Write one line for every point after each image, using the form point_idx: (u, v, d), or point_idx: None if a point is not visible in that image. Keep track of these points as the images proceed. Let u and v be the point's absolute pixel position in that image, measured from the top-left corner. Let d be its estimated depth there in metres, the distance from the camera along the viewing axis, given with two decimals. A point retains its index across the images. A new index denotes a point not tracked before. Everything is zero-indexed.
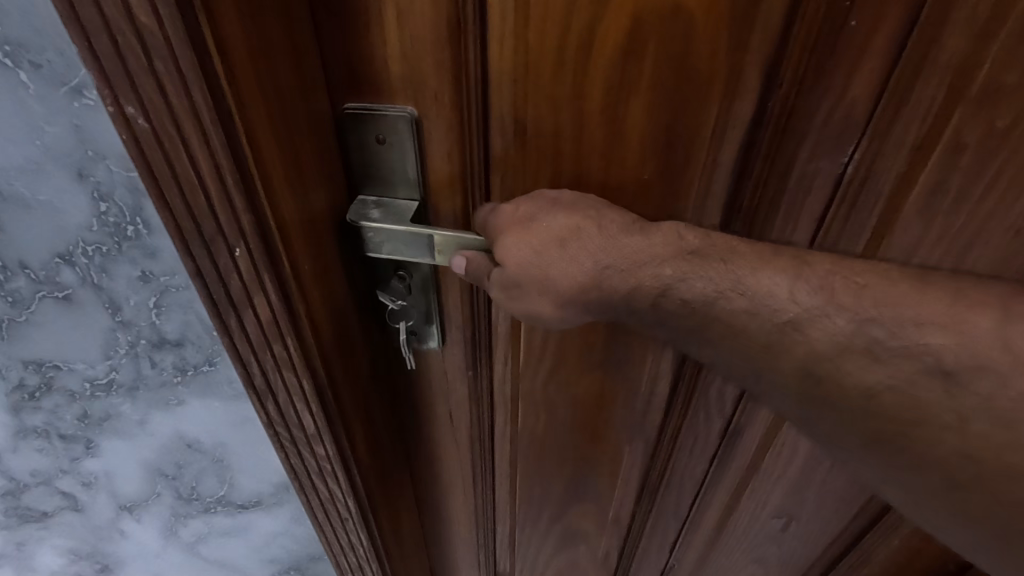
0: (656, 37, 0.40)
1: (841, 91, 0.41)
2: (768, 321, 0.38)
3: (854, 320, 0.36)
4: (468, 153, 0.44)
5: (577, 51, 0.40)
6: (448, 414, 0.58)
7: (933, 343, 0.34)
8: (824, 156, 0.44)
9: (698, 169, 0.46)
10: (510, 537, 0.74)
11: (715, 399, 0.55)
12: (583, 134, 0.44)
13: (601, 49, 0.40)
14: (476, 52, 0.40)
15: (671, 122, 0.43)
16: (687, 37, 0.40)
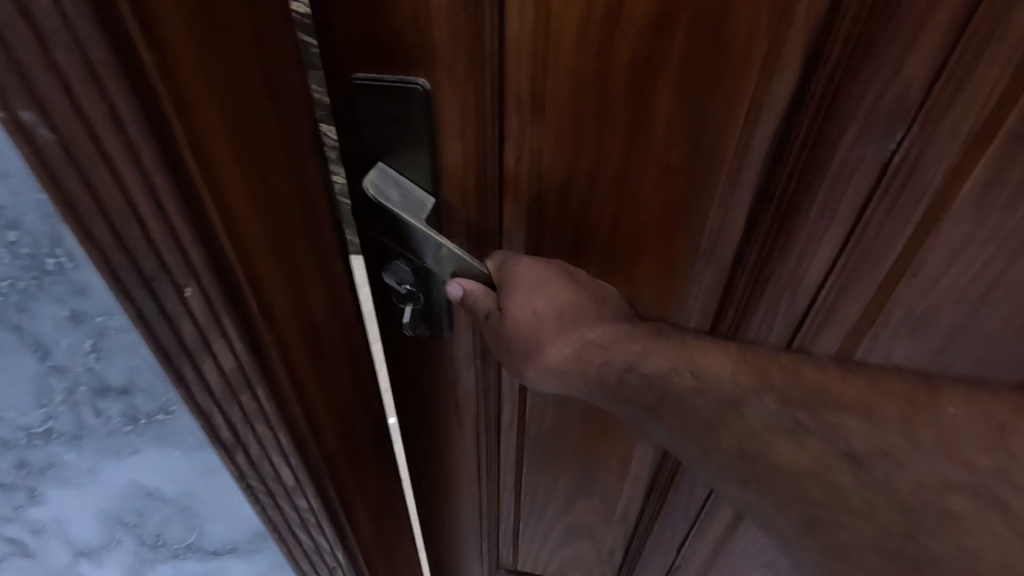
0: (690, 9, 0.35)
1: (895, 69, 0.36)
2: (695, 391, 0.37)
3: (777, 400, 0.35)
4: (482, 129, 0.40)
5: (602, 19, 0.35)
6: (455, 403, 0.56)
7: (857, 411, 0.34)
8: (870, 143, 0.39)
9: (730, 156, 0.41)
10: (515, 528, 0.72)
11: (689, 493, 0.62)
12: (605, 113, 0.39)
13: (629, 19, 0.35)
14: (494, 18, 0.35)
15: (702, 105, 0.39)
16: (724, 8, 0.35)
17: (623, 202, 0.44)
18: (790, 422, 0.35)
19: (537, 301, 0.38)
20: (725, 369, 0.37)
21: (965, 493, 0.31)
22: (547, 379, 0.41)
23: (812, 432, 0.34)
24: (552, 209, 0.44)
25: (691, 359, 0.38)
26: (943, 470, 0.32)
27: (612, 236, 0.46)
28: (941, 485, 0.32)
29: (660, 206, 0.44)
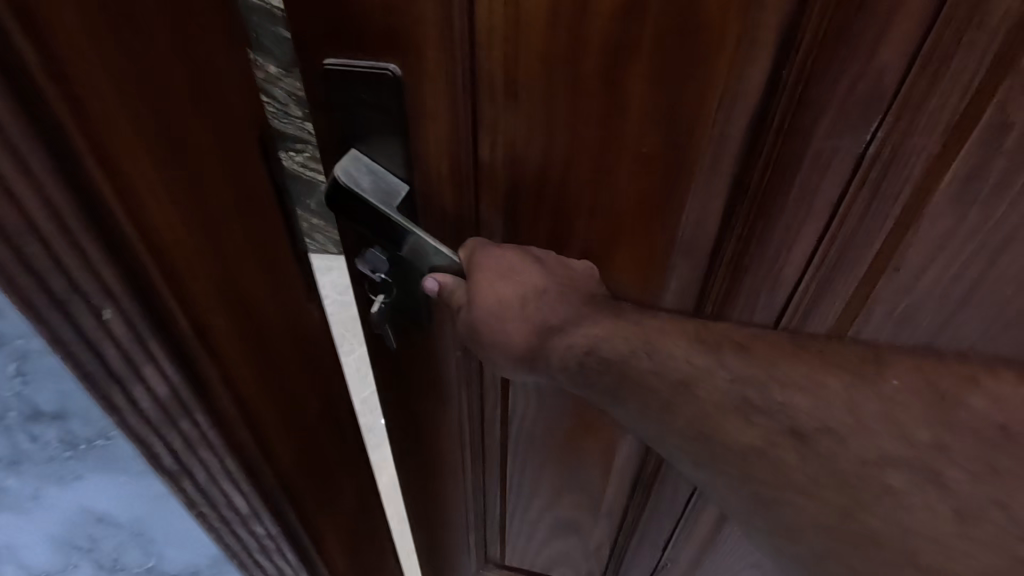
0: None
1: (868, 58, 0.35)
2: (653, 371, 0.35)
3: (727, 376, 0.33)
4: (456, 115, 0.40)
5: (572, 6, 0.35)
6: (441, 394, 0.56)
7: (793, 384, 0.32)
8: (846, 132, 0.38)
9: (705, 146, 0.40)
10: (503, 522, 0.73)
11: (673, 491, 0.62)
12: (578, 102, 0.39)
13: (598, 7, 0.35)
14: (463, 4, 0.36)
15: (674, 94, 0.38)
16: None
17: (599, 193, 0.44)
18: (739, 398, 0.33)
19: (500, 288, 0.38)
20: (679, 348, 0.35)
21: (909, 470, 0.29)
22: (514, 366, 0.41)
23: (761, 410, 0.32)
24: (528, 198, 0.44)
25: (647, 338, 0.36)
26: (891, 447, 0.30)
27: (590, 226, 0.46)
28: (884, 460, 0.30)
29: (637, 197, 0.44)
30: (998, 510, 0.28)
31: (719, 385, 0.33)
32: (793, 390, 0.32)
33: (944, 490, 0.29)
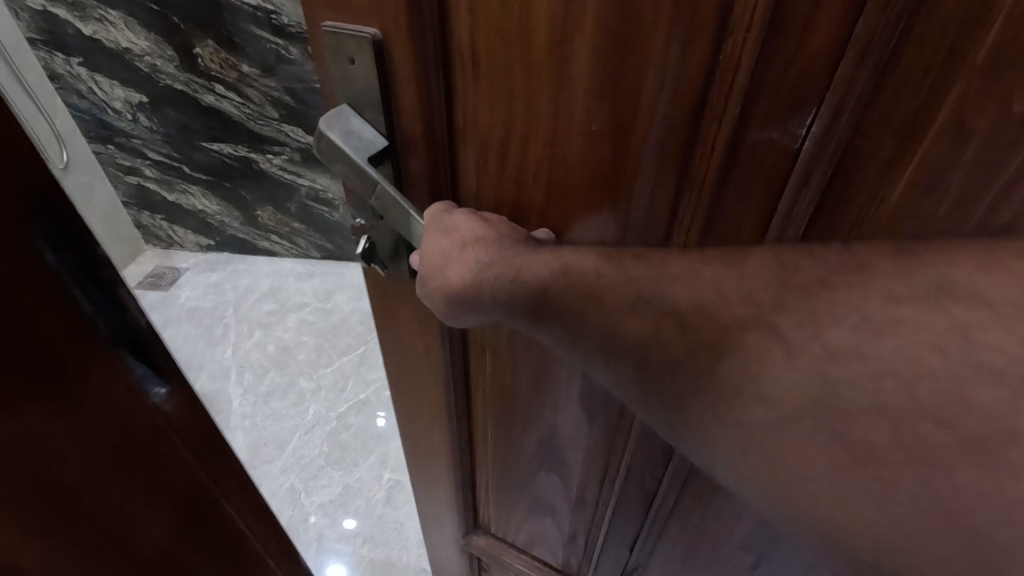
0: None
1: (797, 44, 0.32)
2: (567, 287, 0.37)
3: (625, 283, 0.35)
4: (431, 86, 0.40)
5: None
6: (423, 348, 0.61)
7: (666, 275, 0.34)
8: (774, 125, 0.35)
9: (640, 130, 0.37)
10: (487, 492, 0.80)
11: (646, 457, 0.60)
12: (529, 77, 0.37)
13: None
14: None
15: (613, 74, 0.36)
16: None
17: (553, 175, 0.42)
18: (634, 291, 0.35)
19: (442, 239, 0.41)
20: (590, 265, 0.37)
21: (754, 329, 0.32)
22: (457, 307, 0.42)
23: (653, 302, 0.34)
24: (491, 170, 0.44)
25: (564, 261, 0.38)
26: (738, 311, 0.32)
27: (548, 205, 0.44)
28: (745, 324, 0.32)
29: (590, 182, 0.41)
30: (838, 391, 0.29)
31: (629, 292, 0.35)
32: (679, 285, 0.34)
33: (782, 340, 0.31)
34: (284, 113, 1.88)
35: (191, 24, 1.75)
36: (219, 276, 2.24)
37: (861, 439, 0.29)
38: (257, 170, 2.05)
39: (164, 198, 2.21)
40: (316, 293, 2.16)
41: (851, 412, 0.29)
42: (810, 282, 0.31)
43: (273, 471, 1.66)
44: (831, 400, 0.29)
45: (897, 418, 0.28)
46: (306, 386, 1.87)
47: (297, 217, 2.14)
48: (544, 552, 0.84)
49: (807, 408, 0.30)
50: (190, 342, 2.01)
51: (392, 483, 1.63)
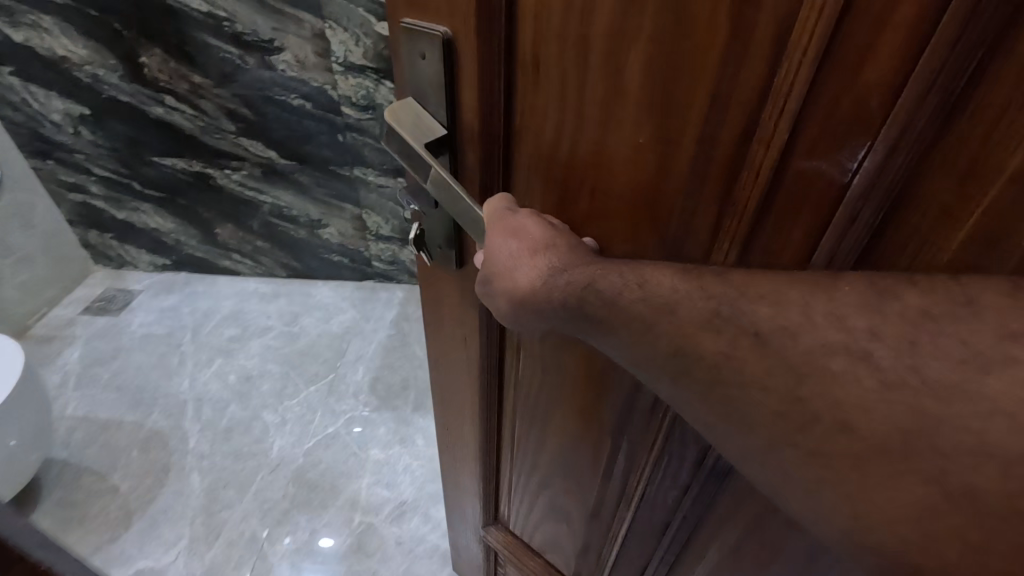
0: None
1: (853, 74, 0.33)
2: (639, 299, 0.39)
3: (704, 298, 0.37)
4: (490, 86, 0.47)
5: None
6: (466, 335, 0.66)
7: (750, 300, 0.35)
8: (824, 155, 0.36)
9: (690, 145, 0.40)
10: (510, 487, 0.83)
11: (667, 476, 0.59)
12: (584, 84, 0.42)
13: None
14: None
15: (667, 90, 0.39)
16: None
17: (597, 180, 0.46)
18: (711, 311, 0.37)
19: (510, 244, 0.44)
20: (665, 281, 0.38)
21: (841, 355, 0.33)
22: (519, 312, 0.45)
23: (733, 322, 0.36)
24: (541, 167, 0.49)
25: (639, 275, 0.40)
26: (827, 337, 0.33)
27: (592, 209, 0.48)
28: (823, 348, 0.33)
29: (637, 192, 0.45)
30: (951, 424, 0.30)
31: (712, 313, 0.36)
32: (766, 305, 0.35)
33: (874, 370, 0.32)
34: (241, 127, 1.82)
35: (138, 32, 1.66)
36: (175, 299, 2.16)
37: (960, 482, 0.30)
38: (214, 186, 1.97)
39: (113, 216, 2.10)
40: (281, 316, 2.11)
41: (949, 453, 0.30)
42: (914, 318, 0.31)
43: (233, 518, 1.57)
44: (929, 440, 0.30)
45: (1009, 462, 0.28)
46: (270, 420, 1.80)
47: (260, 234, 2.09)
48: (557, 559, 0.86)
49: (903, 443, 0.31)
50: (142, 373, 1.93)
51: (362, 527, 1.56)
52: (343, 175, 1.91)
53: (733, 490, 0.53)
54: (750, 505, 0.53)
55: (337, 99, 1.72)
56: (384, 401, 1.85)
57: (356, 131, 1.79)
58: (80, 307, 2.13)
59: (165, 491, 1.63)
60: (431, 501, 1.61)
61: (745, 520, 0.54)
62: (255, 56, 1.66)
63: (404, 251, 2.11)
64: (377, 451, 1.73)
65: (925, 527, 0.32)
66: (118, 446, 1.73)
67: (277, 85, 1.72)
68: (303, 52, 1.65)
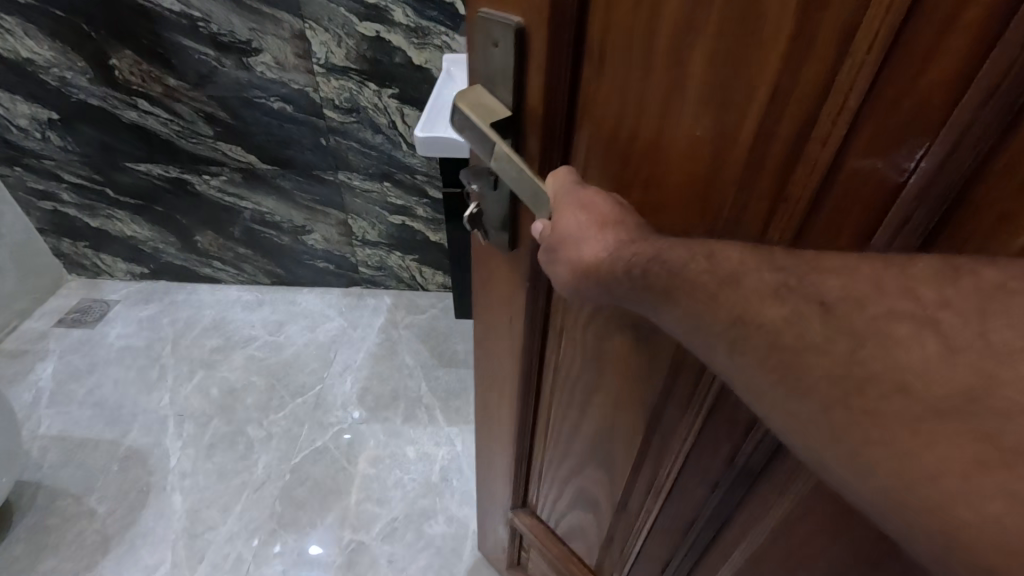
0: None
1: (915, 75, 0.31)
2: (706, 271, 0.39)
3: (772, 273, 0.36)
4: (557, 76, 0.45)
5: None
6: (508, 320, 0.65)
7: (820, 275, 0.35)
8: (880, 154, 0.34)
9: (747, 141, 0.38)
10: (540, 470, 0.83)
11: (702, 478, 0.57)
12: (646, 74, 0.40)
13: None
14: None
15: (729, 83, 0.37)
16: None
17: (650, 173, 0.45)
18: (777, 282, 0.36)
19: (578, 217, 0.45)
20: (734, 256, 0.38)
21: (907, 321, 0.31)
22: (582, 281, 0.46)
23: (798, 290, 0.35)
24: (598, 157, 0.48)
25: (707, 249, 0.39)
26: (894, 304, 0.32)
27: (644, 199, 0.47)
28: (889, 316, 0.32)
29: (688, 184, 0.43)
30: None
31: (781, 290, 0.36)
32: (836, 278, 0.34)
33: (941, 336, 0.30)
34: (218, 130, 1.76)
35: (106, 34, 1.58)
36: (155, 309, 2.10)
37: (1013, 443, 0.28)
38: (192, 192, 1.92)
39: (86, 224, 2.02)
40: (265, 326, 2.06)
41: (1008, 413, 0.28)
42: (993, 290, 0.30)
43: (217, 539, 1.51)
44: (987, 398, 0.29)
45: None
46: (255, 435, 1.74)
47: (241, 241, 2.05)
48: (582, 547, 0.87)
49: (959, 406, 0.29)
50: (120, 389, 1.86)
51: (353, 545, 1.51)
52: (327, 180, 1.86)
53: (763, 494, 0.52)
54: (780, 507, 0.50)
55: (318, 101, 1.68)
56: (374, 412, 1.81)
57: (339, 135, 1.75)
58: (53, 319, 2.06)
59: (146, 512, 1.56)
60: (423, 516, 1.57)
61: (768, 526, 0.53)
62: (232, 58, 1.60)
63: (391, 256, 2.08)
64: (367, 464, 1.68)
65: (974, 489, 0.29)
66: (95, 465, 1.66)
67: (254, 87, 1.66)
68: (283, 53, 1.59)
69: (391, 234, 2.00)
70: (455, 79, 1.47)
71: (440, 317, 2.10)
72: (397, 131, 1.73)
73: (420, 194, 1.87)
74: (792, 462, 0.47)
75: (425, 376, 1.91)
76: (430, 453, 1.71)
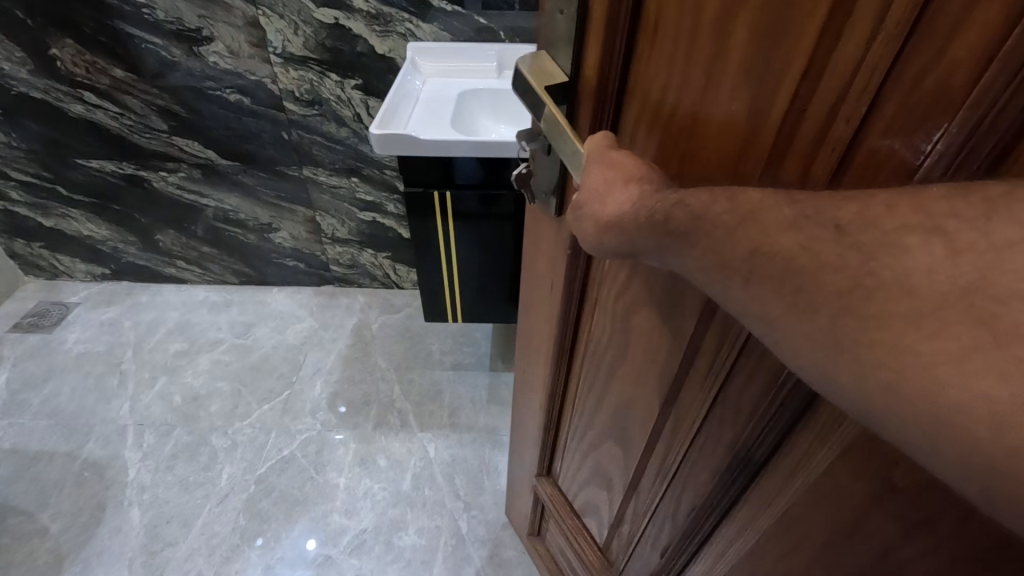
0: None
1: (939, 49, 0.28)
2: (726, 211, 0.36)
3: (792, 207, 0.33)
4: (614, 43, 0.47)
5: None
6: (551, 284, 0.69)
7: (838, 204, 0.32)
8: (901, 135, 0.31)
9: (777, 117, 0.37)
10: (565, 438, 0.87)
11: (706, 459, 0.57)
12: (693, 46, 0.41)
13: None
14: None
15: (765, 57, 0.37)
16: None
17: (688, 148, 0.45)
18: (793, 214, 0.33)
19: (606, 173, 0.45)
20: (756, 197, 0.35)
21: (915, 232, 0.28)
22: (606, 235, 0.46)
23: (812, 217, 0.32)
24: (645, 128, 0.48)
25: (728, 194, 0.37)
26: (906, 219, 0.29)
27: (680, 174, 0.46)
28: (899, 230, 0.29)
29: (721, 161, 0.42)
30: None
31: (796, 222, 0.33)
32: (854, 204, 0.31)
33: (947, 242, 0.27)
34: (174, 125, 1.69)
35: (44, 21, 1.49)
36: (116, 312, 2.02)
37: (1012, 322, 0.25)
38: (148, 189, 1.85)
39: (39, 224, 1.92)
40: (232, 328, 2.00)
41: (1007, 298, 0.25)
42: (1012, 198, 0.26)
43: (177, 557, 1.45)
44: (984, 290, 0.26)
45: None
46: (219, 444, 1.68)
47: (205, 240, 1.98)
48: (594, 523, 0.90)
49: (958, 297, 0.27)
50: (77, 398, 1.77)
51: (321, 559, 1.46)
52: (292, 176, 1.81)
53: (762, 487, 0.51)
54: (777, 504, 0.50)
55: (278, 93, 1.63)
56: (345, 419, 1.76)
57: (301, 128, 1.70)
58: (8, 323, 1.97)
59: (102, 529, 1.49)
60: (393, 528, 1.52)
61: (765, 522, 0.52)
62: (183, 46, 1.54)
63: (363, 254, 2.04)
64: (335, 474, 1.63)
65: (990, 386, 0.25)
66: (49, 481, 1.58)
67: (207, 78, 1.60)
68: (236, 41, 1.53)
69: (361, 232, 1.97)
70: (417, 72, 1.50)
71: (414, 317, 2.07)
72: (362, 124, 1.69)
73: (390, 189, 1.84)
74: (797, 453, 0.45)
75: (397, 379, 1.87)
76: (401, 461, 1.67)
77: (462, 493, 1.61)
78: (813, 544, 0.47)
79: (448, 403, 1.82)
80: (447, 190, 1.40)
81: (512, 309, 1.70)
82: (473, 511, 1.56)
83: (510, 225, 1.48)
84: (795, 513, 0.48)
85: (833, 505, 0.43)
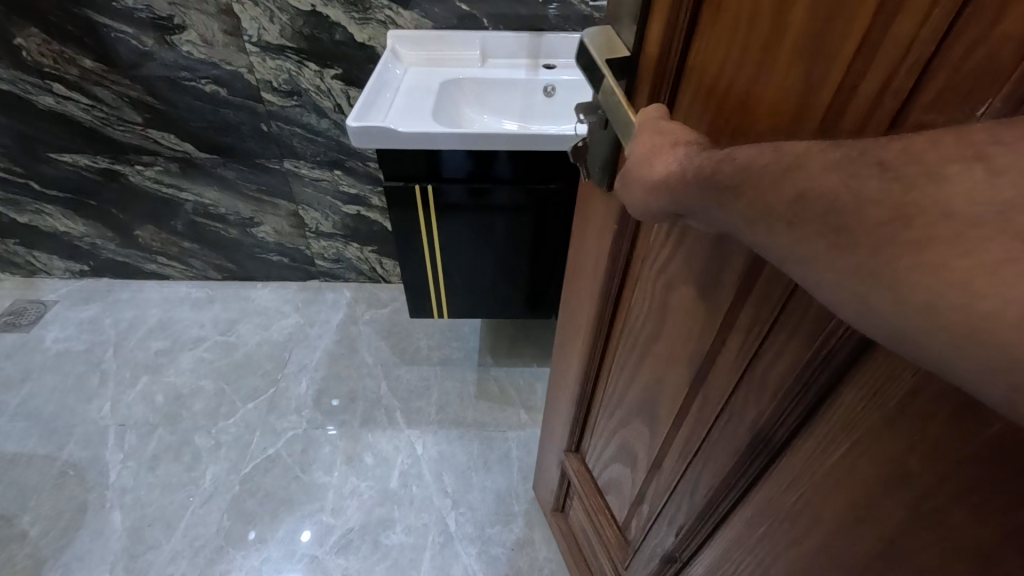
0: None
1: (994, 19, 0.28)
2: (773, 156, 0.35)
3: (835, 150, 0.32)
4: (677, 17, 0.48)
5: None
6: (597, 260, 0.72)
7: (882, 145, 0.30)
8: (950, 107, 0.31)
9: (830, 92, 0.37)
10: (595, 413, 0.89)
11: (730, 438, 0.58)
12: (754, 20, 0.42)
13: None
14: None
15: (823, 30, 0.37)
16: None
17: (739, 123, 0.45)
18: (836, 158, 0.32)
19: (650, 139, 0.47)
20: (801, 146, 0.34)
21: (955, 161, 0.27)
22: (651, 198, 0.46)
23: (857, 159, 0.31)
24: (699, 105, 0.49)
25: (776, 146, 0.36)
26: (947, 152, 0.28)
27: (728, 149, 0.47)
28: (941, 161, 0.28)
29: (767, 138, 0.43)
30: None
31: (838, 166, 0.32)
32: (898, 143, 0.30)
33: (986, 169, 0.26)
34: (150, 117, 1.65)
35: (7, 10, 1.44)
36: (96, 310, 1.97)
37: None
38: (125, 183, 1.80)
39: (13, 221, 1.86)
40: (216, 325, 1.97)
41: None
42: None
43: (159, 560, 1.43)
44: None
45: None
46: (202, 444, 1.65)
47: (186, 235, 1.94)
48: (615, 501, 0.92)
49: (994, 218, 0.25)
50: (55, 399, 1.73)
51: (308, 560, 1.45)
52: (274, 169, 1.78)
53: (782, 469, 0.52)
54: (797, 486, 0.50)
55: (256, 84, 1.59)
56: (332, 417, 1.74)
57: (281, 120, 1.67)
58: None
59: (82, 533, 1.46)
60: (381, 526, 1.51)
61: (782, 504, 0.53)
62: (153, 34, 1.49)
63: (349, 248, 2.02)
64: (321, 473, 1.61)
65: None
66: (27, 484, 1.54)
67: (181, 68, 1.56)
68: (209, 29, 1.49)
69: (346, 224, 1.94)
70: (399, 61, 1.49)
71: (401, 313, 2.05)
72: (341, 115, 1.67)
73: (374, 181, 1.81)
74: (822, 432, 0.45)
75: (385, 374, 1.86)
76: (388, 458, 1.66)
77: (451, 490, 1.60)
78: (827, 526, 0.47)
79: (436, 399, 1.81)
80: (433, 182, 1.39)
81: (501, 301, 1.69)
82: (461, 509, 1.56)
83: (499, 216, 1.46)
84: (815, 495, 0.48)
85: (855, 486, 0.43)
